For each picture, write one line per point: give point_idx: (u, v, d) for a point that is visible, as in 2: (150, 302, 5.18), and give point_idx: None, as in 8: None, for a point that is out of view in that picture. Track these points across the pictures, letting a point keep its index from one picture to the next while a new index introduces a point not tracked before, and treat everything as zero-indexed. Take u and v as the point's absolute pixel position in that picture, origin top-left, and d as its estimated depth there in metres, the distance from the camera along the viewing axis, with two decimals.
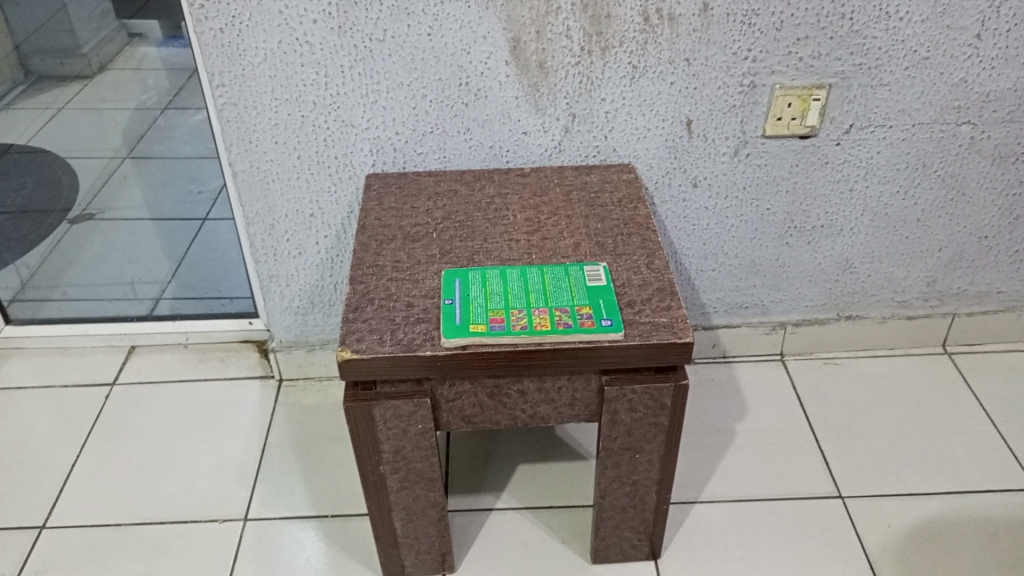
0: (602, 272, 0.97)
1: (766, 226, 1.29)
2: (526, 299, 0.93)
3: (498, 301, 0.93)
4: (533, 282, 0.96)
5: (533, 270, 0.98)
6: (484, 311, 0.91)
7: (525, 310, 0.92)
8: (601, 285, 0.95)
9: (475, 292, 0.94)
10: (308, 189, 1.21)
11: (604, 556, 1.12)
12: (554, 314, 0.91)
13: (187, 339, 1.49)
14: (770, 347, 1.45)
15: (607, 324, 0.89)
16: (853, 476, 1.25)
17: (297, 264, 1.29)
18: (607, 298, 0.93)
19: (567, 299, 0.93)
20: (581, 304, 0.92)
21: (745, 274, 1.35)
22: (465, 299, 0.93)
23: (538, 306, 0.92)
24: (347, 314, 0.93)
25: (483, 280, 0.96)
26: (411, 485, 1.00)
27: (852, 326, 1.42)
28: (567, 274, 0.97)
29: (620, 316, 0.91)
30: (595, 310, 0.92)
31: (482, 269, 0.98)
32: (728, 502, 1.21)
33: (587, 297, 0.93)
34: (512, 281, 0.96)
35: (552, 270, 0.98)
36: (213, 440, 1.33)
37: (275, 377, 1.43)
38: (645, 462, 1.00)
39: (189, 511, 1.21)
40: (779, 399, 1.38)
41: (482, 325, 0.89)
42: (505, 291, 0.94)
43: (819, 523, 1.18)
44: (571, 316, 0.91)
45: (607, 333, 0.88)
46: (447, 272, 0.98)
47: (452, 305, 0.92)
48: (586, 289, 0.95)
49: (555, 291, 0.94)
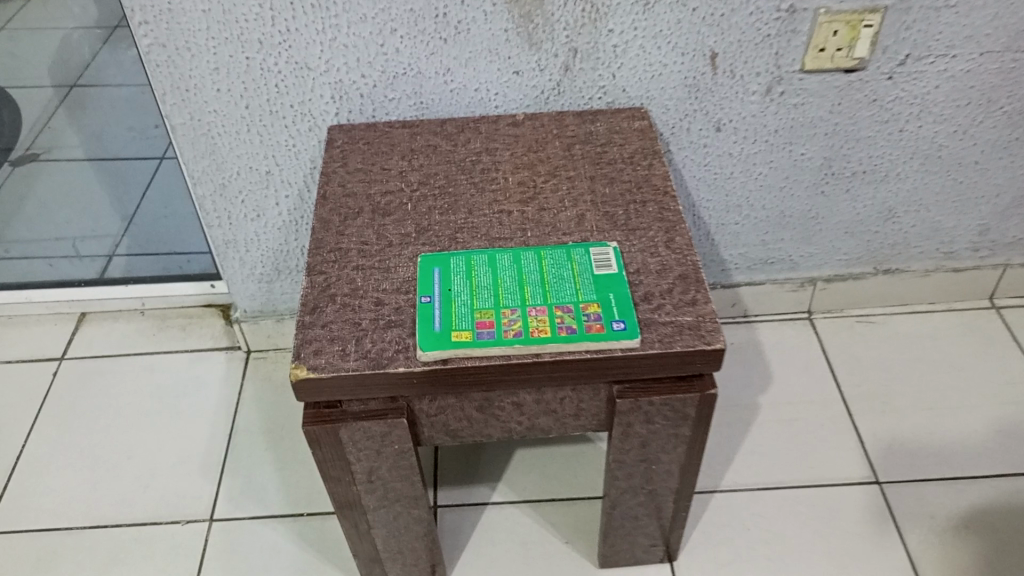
0: (613, 255, 0.80)
1: (799, 173, 1.11)
2: (519, 294, 0.77)
3: (486, 299, 0.76)
4: (528, 272, 0.79)
5: (527, 255, 0.81)
6: (468, 312, 0.75)
7: (518, 310, 0.75)
8: (610, 274, 0.78)
9: (457, 287, 0.77)
10: (261, 143, 1.02)
11: (612, 560, 1.00)
12: (554, 315, 0.75)
13: (144, 305, 1.33)
14: (797, 305, 1.29)
15: (620, 328, 0.73)
16: (891, 457, 1.11)
17: (256, 227, 1.12)
18: (618, 290, 0.77)
19: (570, 294, 0.76)
20: (587, 301, 0.76)
21: (772, 227, 1.18)
22: (446, 296, 0.77)
23: (535, 304, 0.76)
24: (303, 318, 0.76)
25: (467, 270, 0.79)
26: (391, 504, 0.86)
27: (890, 280, 1.26)
28: (570, 259, 0.80)
29: (635, 316, 0.74)
30: (604, 308, 0.75)
31: (467, 254, 0.81)
32: (751, 491, 1.09)
33: (594, 290, 0.77)
34: (502, 271, 0.79)
35: (551, 254, 0.81)
36: (174, 425, 1.19)
37: (242, 348, 1.28)
38: (663, 472, 0.86)
39: (148, 510, 1.09)
40: (807, 365, 1.23)
41: (467, 332, 0.73)
42: (494, 285, 0.78)
43: (854, 514, 1.06)
44: (576, 318, 0.74)
45: (619, 340, 0.72)
46: (424, 258, 0.81)
47: (430, 305, 0.76)
48: (593, 280, 0.78)
49: (555, 284, 0.78)
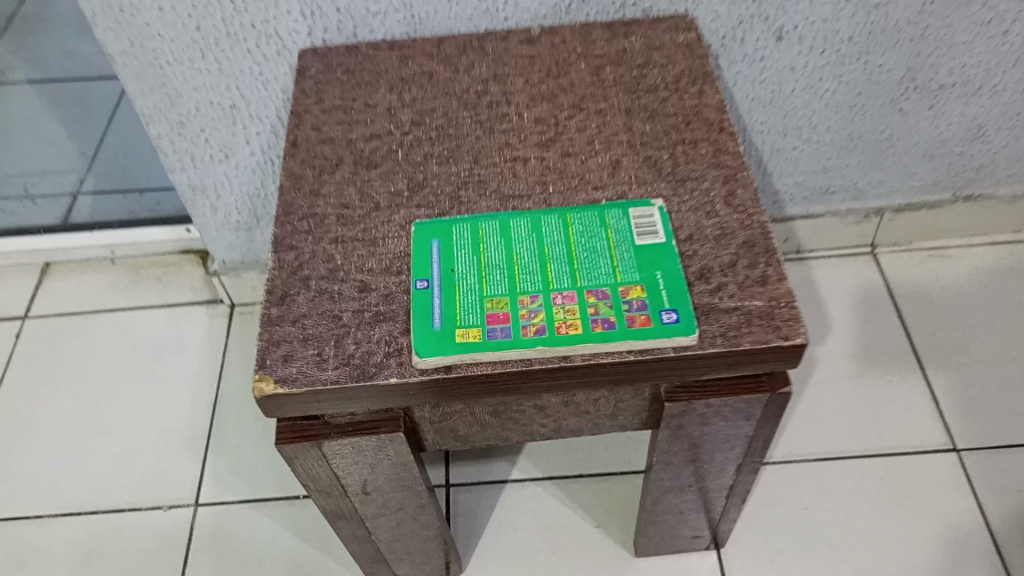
0: (658, 218, 0.63)
1: (874, 89, 0.92)
2: (541, 275, 0.60)
3: (499, 284, 0.60)
4: (551, 244, 0.62)
5: (550, 220, 0.64)
6: (476, 303, 0.59)
7: (540, 298, 0.59)
8: (656, 244, 0.62)
9: (462, 268, 0.61)
10: (221, 71, 0.84)
11: (651, 550, 0.88)
12: (586, 303, 0.58)
13: (113, 253, 1.18)
14: (858, 239, 1.12)
15: (671, 321, 0.57)
16: (970, 420, 0.97)
17: (226, 170, 0.95)
18: (667, 268, 0.60)
19: (606, 275, 0.60)
20: (628, 283, 0.59)
21: (837, 153, 0.99)
22: (449, 281, 0.61)
23: (562, 288, 0.59)
24: (269, 310, 0.61)
25: (474, 243, 0.63)
26: (393, 512, 0.73)
27: (971, 209, 1.08)
28: (604, 226, 0.63)
29: (690, 302, 0.58)
30: (650, 292, 0.59)
31: (473, 221, 0.65)
32: (807, 463, 0.95)
33: (636, 268, 0.60)
34: (518, 243, 0.63)
35: (580, 218, 0.64)
36: (153, 394, 1.05)
37: (225, 302, 1.13)
38: (716, 470, 0.72)
39: (127, 495, 0.97)
40: (870, 311, 1.07)
41: (475, 330, 0.57)
42: (509, 263, 0.61)
43: (927, 489, 0.92)
44: (613, 307, 0.58)
45: (670, 338, 0.56)
46: (421, 227, 0.64)
47: (428, 294, 0.60)
48: (634, 253, 0.61)
49: (586, 261, 0.61)
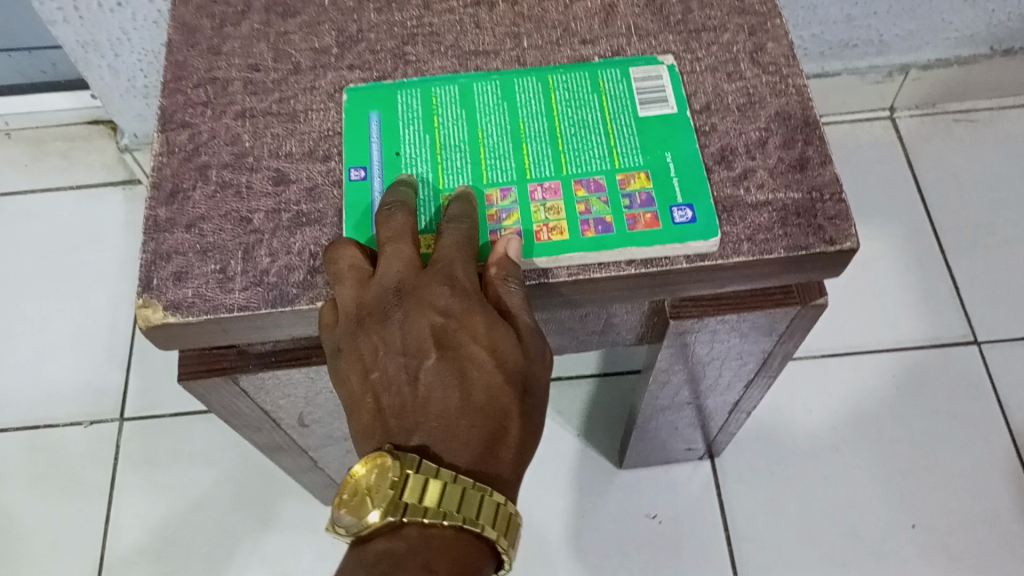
0: (668, 81, 0.48)
1: None
2: (515, 159, 0.46)
3: (458, 173, 0.46)
4: (527, 116, 0.47)
5: (525, 83, 0.49)
6: (430, 199, 0.45)
7: (513, 191, 0.45)
8: (666, 116, 0.47)
9: (410, 150, 0.47)
10: None
11: (638, 462, 0.78)
12: (574, 197, 0.45)
13: (7, 126, 0.95)
14: (877, 101, 0.97)
15: (684, 221, 0.43)
16: (995, 310, 0.86)
17: (119, 23, 0.76)
18: (679, 148, 0.46)
19: (599, 158, 0.46)
20: (629, 170, 0.45)
21: None
22: (392, 170, 0.46)
23: (541, 178, 0.45)
24: (155, 212, 0.46)
25: (425, 117, 0.48)
26: (341, 441, 0.62)
27: (1009, 65, 0.93)
28: (597, 90, 0.48)
29: (709, 193, 0.44)
30: (657, 182, 0.45)
31: (424, 85, 0.49)
32: (813, 360, 0.85)
33: (639, 149, 0.46)
34: (484, 116, 0.47)
35: (565, 81, 0.49)
36: (65, 292, 0.91)
37: (143, 181, 0.98)
38: (722, 387, 0.61)
39: (40, 410, 0.84)
40: (887, 185, 0.94)
41: (427, 237, 0.44)
42: (472, 142, 0.47)
43: (944, 389, 0.83)
44: (610, 203, 0.44)
45: (684, 243, 0.43)
46: (355, 95, 0.49)
47: (365, 187, 0.45)
48: (636, 128, 0.47)
49: (574, 139, 0.46)
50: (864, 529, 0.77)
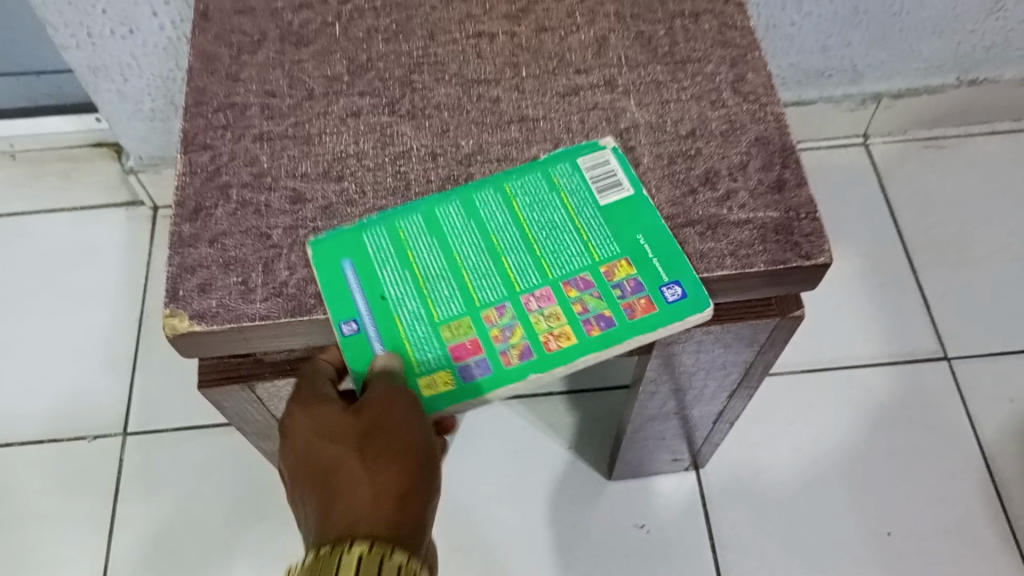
0: (617, 166, 0.50)
1: None
2: (498, 276, 0.47)
3: (449, 306, 0.46)
4: (497, 228, 0.48)
5: (484, 194, 0.49)
6: (431, 336, 0.45)
7: (509, 307, 0.46)
8: (625, 200, 0.49)
9: (394, 290, 0.46)
10: None
11: (627, 473, 0.81)
12: (567, 299, 0.46)
13: (12, 148, 0.98)
14: (852, 128, 1.02)
15: (676, 298, 0.45)
16: (965, 326, 0.90)
17: (129, 48, 0.79)
18: (649, 229, 0.47)
19: (576, 257, 0.47)
20: (609, 260, 0.47)
21: (839, 29, 0.87)
22: (384, 313, 0.46)
23: (529, 288, 0.46)
24: (179, 228, 0.49)
25: (396, 252, 0.47)
26: None
27: (975, 93, 0.98)
28: (554, 188, 0.49)
29: (687, 262, 0.46)
30: (639, 264, 0.46)
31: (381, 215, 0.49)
32: (794, 374, 0.88)
33: (612, 239, 0.47)
34: (454, 237, 0.48)
35: (522, 185, 0.49)
36: (68, 308, 0.93)
37: (146, 204, 0.99)
38: (707, 397, 0.64)
39: (44, 424, 0.86)
40: (862, 207, 0.99)
41: (443, 374, 0.44)
42: (451, 264, 0.47)
43: (919, 401, 0.86)
44: (602, 296, 0.46)
45: (683, 318, 0.45)
46: (317, 247, 0.47)
47: (362, 336, 0.45)
48: (603, 219, 0.48)
49: (548, 241, 0.48)
50: (843, 536, 0.80)
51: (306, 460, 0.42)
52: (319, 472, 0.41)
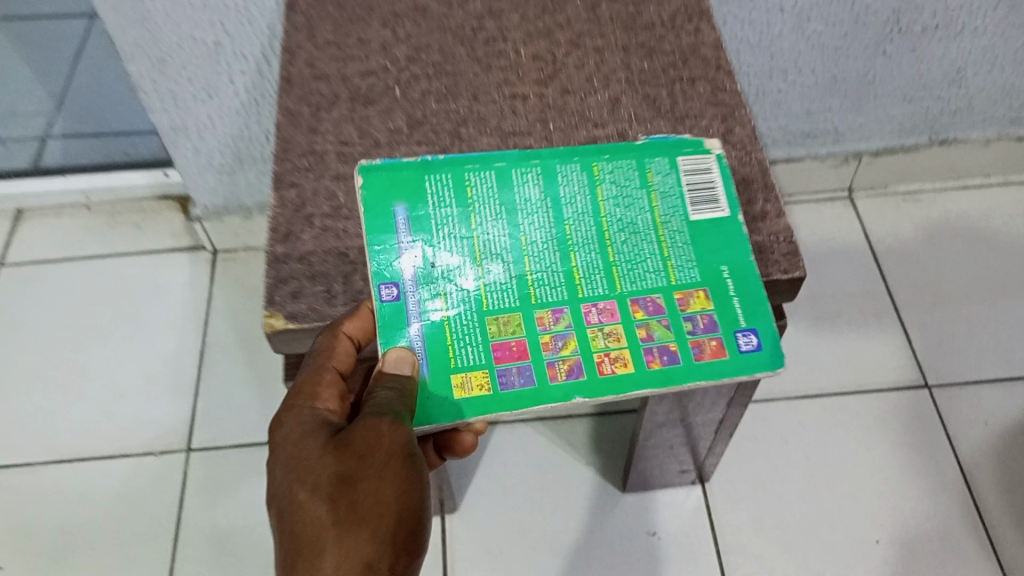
0: (719, 180, 0.58)
1: (860, 30, 0.92)
2: (567, 282, 0.53)
3: (501, 294, 0.52)
4: (574, 218, 0.56)
5: (578, 173, 0.58)
6: (477, 324, 0.51)
7: (569, 312, 0.52)
8: (719, 219, 0.56)
9: (444, 262, 0.53)
10: (203, 6, 0.81)
11: (639, 485, 0.90)
12: (636, 322, 0.52)
13: (88, 199, 1.15)
14: (837, 183, 1.14)
15: (749, 347, 0.52)
16: (943, 357, 1.00)
17: (208, 110, 0.93)
18: (732, 263, 0.55)
19: (656, 278, 0.54)
20: (688, 289, 0.53)
21: (821, 94, 1.00)
22: (426, 279, 0.52)
23: (594, 298, 0.53)
24: (273, 248, 0.60)
25: (460, 213, 0.55)
26: None
27: (945, 152, 1.11)
28: (646, 185, 0.58)
29: (764, 302, 0.53)
30: (716, 303, 0.53)
31: (453, 173, 0.57)
32: (789, 400, 0.98)
33: (694, 264, 0.55)
34: (526, 220, 0.56)
35: (609, 172, 0.58)
36: (136, 339, 1.04)
37: (207, 248, 1.12)
38: (708, 405, 0.72)
39: (114, 440, 0.96)
40: (848, 252, 1.10)
41: (481, 373, 0.50)
42: (519, 255, 0.54)
43: (902, 423, 0.96)
44: (672, 328, 0.52)
45: (749, 373, 0.51)
46: (364, 172, 0.56)
47: (401, 304, 0.51)
48: (690, 237, 0.55)
49: (625, 251, 0.55)
50: (834, 542, 0.88)
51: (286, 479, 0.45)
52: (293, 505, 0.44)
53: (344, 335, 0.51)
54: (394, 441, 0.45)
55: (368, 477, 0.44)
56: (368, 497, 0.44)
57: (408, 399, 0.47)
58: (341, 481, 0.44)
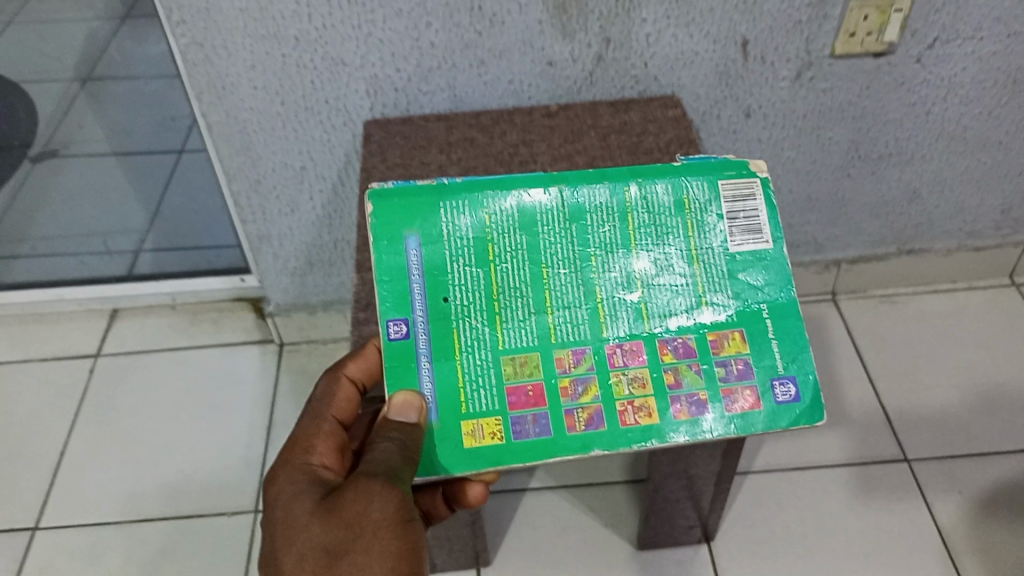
0: (765, 209, 0.69)
1: (827, 157, 1.12)
2: (594, 325, 0.66)
3: (516, 341, 0.65)
4: (596, 251, 0.68)
5: (613, 203, 0.68)
6: (492, 364, 0.64)
7: (590, 354, 0.65)
8: (762, 250, 0.68)
9: (455, 299, 0.65)
10: (296, 139, 1.02)
11: (652, 542, 1.03)
12: (666, 372, 0.64)
13: (175, 300, 1.33)
14: (821, 286, 1.31)
15: (782, 396, 0.64)
16: (920, 435, 1.14)
17: (290, 222, 1.13)
18: (770, 303, 0.66)
19: (693, 321, 0.66)
20: (724, 334, 0.65)
21: (799, 210, 1.19)
22: (436, 319, 0.64)
23: (619, 340, 0.65)
24: (357, 315, 0.77)
25: (481, 249, 0.66)
26: None
27: (914, 261, 1.28)
28: (684, 210, 0.69)
29: (806, 340, 0.65)
30: (750, 349, 0.65)
31: (470, 198, 0.67)
32: (784, 472, 1.11)
33: (730, 306, 0.66)
34: (546, 253, 0.67)
35: (639, 201, 0.69)
36: (213, 418, 1.21)
37: (275, 341, 1.30)
38: (706, 457, 0.87)
39: (193, 503, 1.11)
40: (834, 346, 1.26)
41: (496, 420, 0.62)
42: (542, 293, 0.66)
43: (885, 492, 1.08)
44: (703, 376, 0.64)
45: (791, 424, 0.63)
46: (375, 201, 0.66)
47: (409, 343, 0.63)
48: (727, 275, 0.67)
49: (649, 291, 0.67)
50: None
51: (281, 550, 0.54)
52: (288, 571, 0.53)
53: (344, 377, 0.65)
54: (379, 516, 0.53)
55: (354, 550, 0.52)
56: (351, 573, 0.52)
57: (404, 455, 0.57)
58: (328, 553, 0.52)
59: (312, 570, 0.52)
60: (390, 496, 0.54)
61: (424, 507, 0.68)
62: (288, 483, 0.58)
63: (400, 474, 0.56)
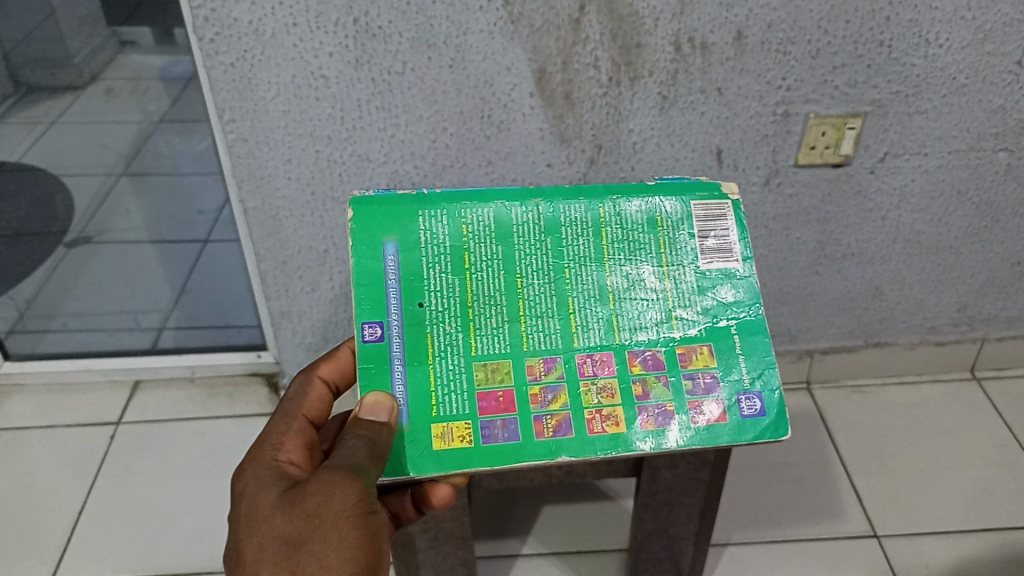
0: (735, 227, 0.81)
1: (795, 255, 1.25)
2: (565, 337, 0.76)
3: (489, 349, 0.75)
4: (570, 265, 0.79)
5: (588, 220, 0.80)
6: (466, 369, 0.74)
7: (561, 363, 0.75)
8: (734, 267, 0.79)
9: (429, 304, 0.75)
10: (322, 225, 1.15)
11: None
12: (632, 387, 0.75)
13: (195, 373, 1.44)
14: (796, 375, 1.42)
15: (747, 409, 0.74)
16: (888, 514, 1.22)
17: (310, 300, 1.24)
18: (737, 321, 0.77)
19: (661, 336, 0.77)
20: (694, 349, 0.76)
21: (772, 303, 1.31)
22: (409, 326, 0.74)
23: (589, 351, 0.76)
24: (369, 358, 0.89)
25: (458, 257, 0.77)
26: (443, 543, 0.97)
27: (880, 352, 1.39)
28: (655, 228, 0.80)
29: (772, 357, 0.76)
30: (714, 365, 0.76)
31: (448, 209, 0.78)
32: (761, 544, 1.18)
33: (696, 326, 0.77)
34: (520, 264, 0.78)
35: (612, 221, 0.80)
36: (225, 482, 1.28)
37: None
38: (684, 516, 0.96)
39: (203, 561, 1.17)
40: (810, 432, 1.35)
41: (466, 425, 0.72)
42: (516, 305, 0.77)
43: (858, 565, 1.15)
44: (671, 391, 0.75)
45: (756, 437, 0.74)
46: (356, 209, 0.77)
47: (386, 347, 0.73)
48: (696, 290, 0.78)
49: (617, 304, 0.78)
50: None
51: (244, 539, 0.61)
52: (249, 556, 0.60)
53: (317, 378, 0.78)
54: (339, 509, 0.61)
55: (313, 540, 0.60)
56: (310, 561, 0.59)
57: (367, 454, 0.66)
58: (288, 544, 0.60)
59: (272, 559, 0.59)
60: (351, 489, 0.62)
61: (393, 509, 0.79)
62: (254, 478, 0.66)
63: (361, 469, 0.64)
